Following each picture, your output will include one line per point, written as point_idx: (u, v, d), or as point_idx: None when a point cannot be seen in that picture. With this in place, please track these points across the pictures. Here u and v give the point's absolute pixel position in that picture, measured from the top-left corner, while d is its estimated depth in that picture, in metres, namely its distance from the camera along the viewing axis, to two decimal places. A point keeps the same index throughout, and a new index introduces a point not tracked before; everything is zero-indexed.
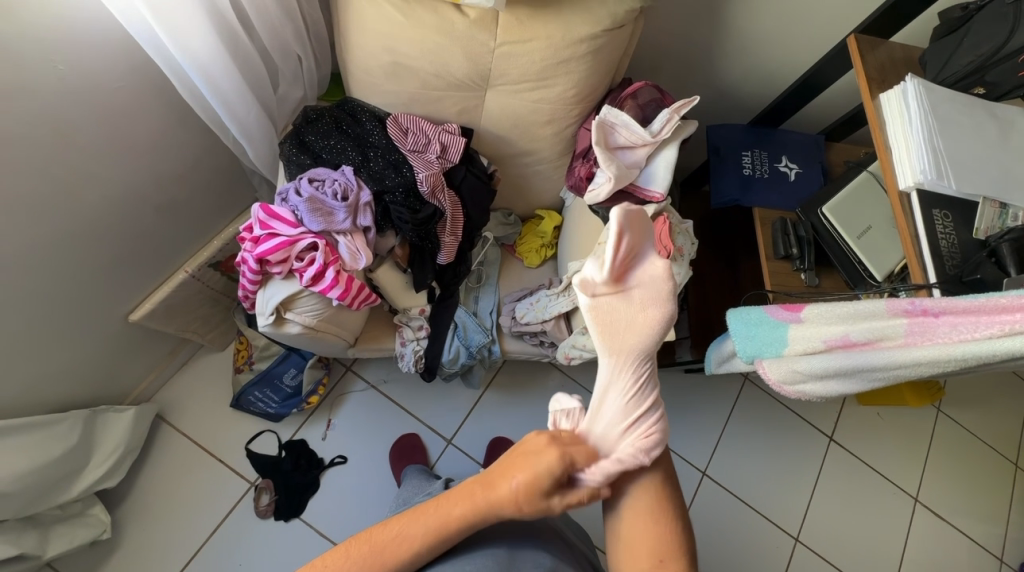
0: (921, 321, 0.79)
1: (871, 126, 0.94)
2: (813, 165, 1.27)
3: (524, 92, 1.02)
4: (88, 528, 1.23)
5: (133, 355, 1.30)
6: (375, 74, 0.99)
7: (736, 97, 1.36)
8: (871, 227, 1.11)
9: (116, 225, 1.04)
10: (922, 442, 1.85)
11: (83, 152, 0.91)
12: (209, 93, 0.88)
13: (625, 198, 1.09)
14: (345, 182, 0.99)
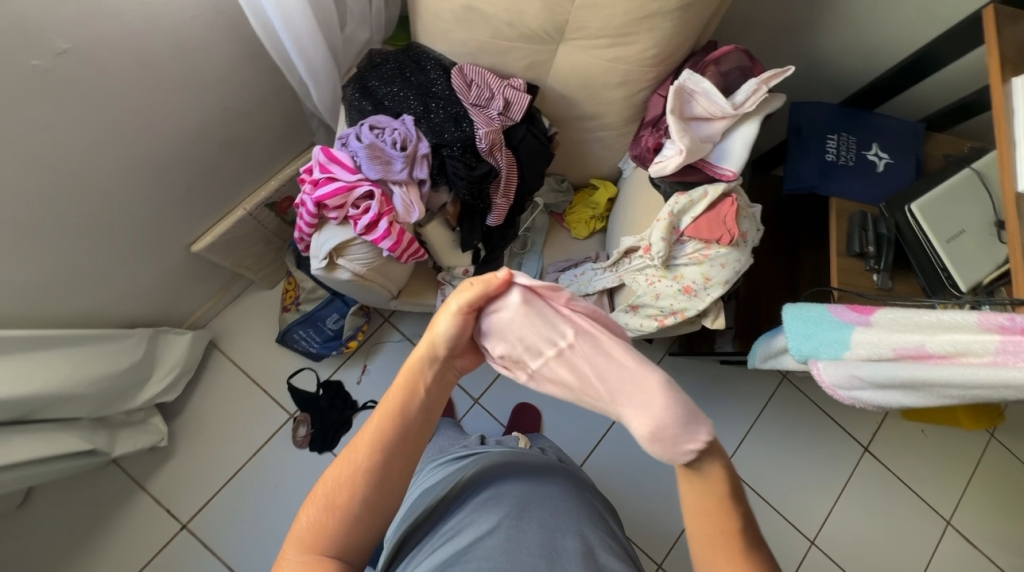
0: (1018, 339, 0.71)
1: (995, 115, 0.83)
2: (907, 156, 1.15)
3: (599, 49, 0.95)
4: (148, 435, 1.35)
5: (192, 283, 1.37)
6: (445, 19, 0.94)
7: (829, 72, 1.23)
8: (964, 232, 1.00)
9: (185, 157, 1.07)
10: (965, 466, 1.75)
11: (158, 81, 0.92)
12: (283, 30, 0.87)
13: (694, 173, 1.02)
14: (404, 132, 0.97)
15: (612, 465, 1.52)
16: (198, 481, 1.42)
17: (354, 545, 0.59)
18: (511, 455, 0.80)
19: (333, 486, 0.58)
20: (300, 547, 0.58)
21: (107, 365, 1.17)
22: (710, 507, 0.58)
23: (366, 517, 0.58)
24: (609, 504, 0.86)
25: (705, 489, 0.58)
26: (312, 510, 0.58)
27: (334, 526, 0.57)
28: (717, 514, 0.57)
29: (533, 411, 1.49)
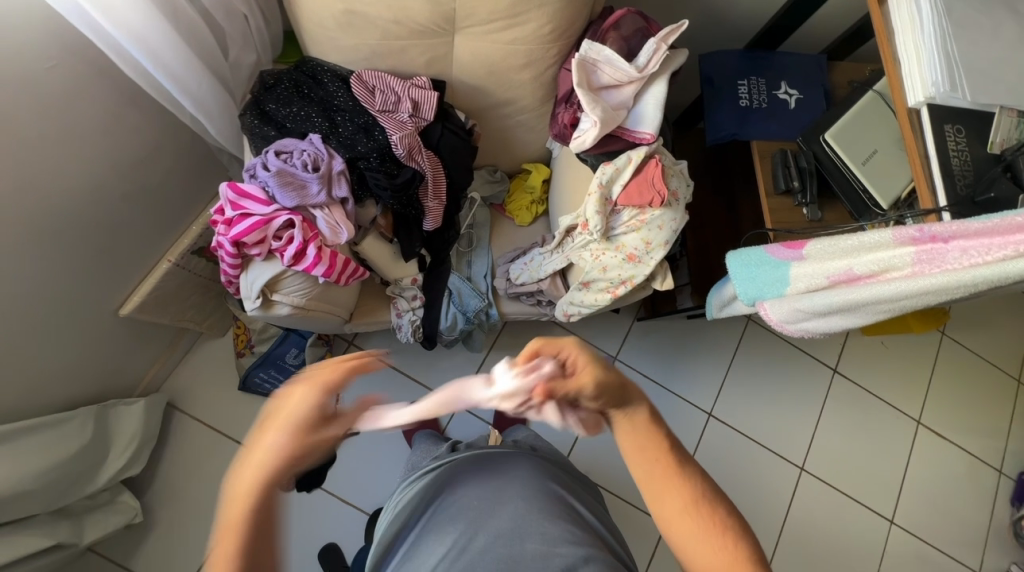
0: (931, 247, 0.75)
1: (878, 38, 0.87)
2: (815, 89, 1.18)
3: (495, 33, 0.93)
4: (120, 515, 1.28)
5: (132, 348, 1.29)
6: (329, 26, 0.90)
7: (729, 18, 1.24)
8: (877, 152, 1.04)
9: (84, 219, 0.99)
10: (926, 367, 1.86)
11: (30, 143, 0.84)
12: (154, 68, 0.80)
13: (614, 142, 1.02)
14: (314, 152, 0.93)
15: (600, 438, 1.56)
16: (186, 550, 1.36)
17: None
18: (467, 462, 0.77)
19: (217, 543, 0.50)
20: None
21: (51, 454, 1.09)
22: (665, 476, 0.59)
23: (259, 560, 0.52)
24: (584, 486, 0.84)
25: (654, 455, 0.60)
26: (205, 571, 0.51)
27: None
28: (674, 484, 0.59)
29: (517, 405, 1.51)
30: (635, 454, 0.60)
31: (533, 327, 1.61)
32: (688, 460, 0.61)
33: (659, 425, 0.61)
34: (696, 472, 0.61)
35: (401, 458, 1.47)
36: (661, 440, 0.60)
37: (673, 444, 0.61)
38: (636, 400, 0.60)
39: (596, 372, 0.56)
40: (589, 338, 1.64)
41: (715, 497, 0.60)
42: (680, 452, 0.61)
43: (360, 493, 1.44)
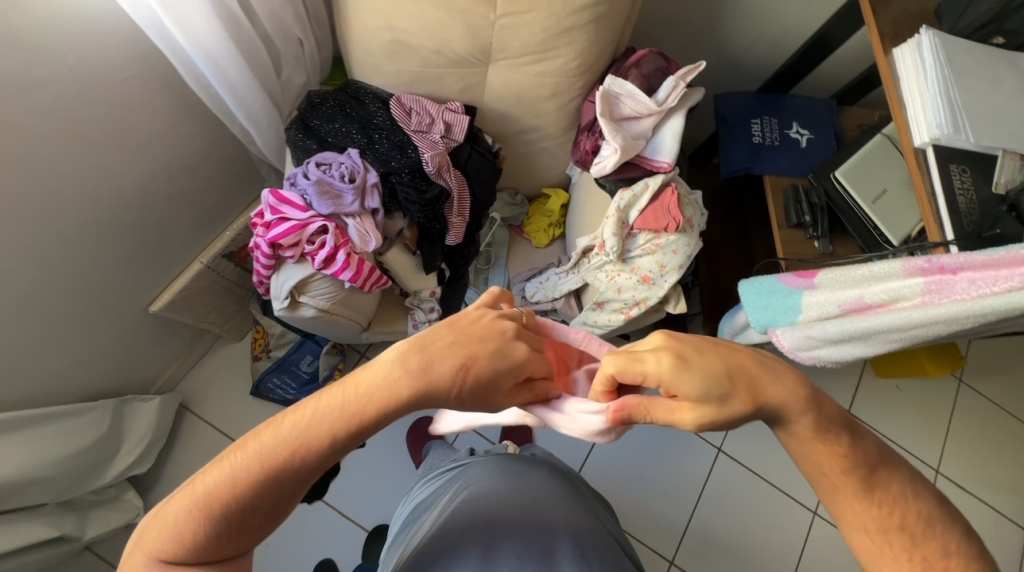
0: (939, 278, 0.77)
1: (885, 83, 0.92)
2: (826, 131, 1.24)
3: (526, 66, 1.01)
4: (123, 513, 1.28)
5: (155, 346, 1.33)
6: (376, 54, 0.99)
7: (743, 63, 1.33)
8: (886, 191, 1.08)
9: (132, 217, 1.05)
10: (942, 415, 1.82)
11: (97, 144, 0.91)
12: (216, 81, 0.89)
13: (633, 170, 1.08)
14: (351, 165, 0.99)
15: (606, 466, 1.54)
16: None
17: (227, 551, 0.48)
18: (497, 467, 0.84)
19: (213, 486, 0.45)
20: (157, 554, 0.46)
21: (68, 444, 1.11)
22: (845, 490, 0.49)
23: (241, 531, 0.46)
24: (599, 503, 0.90)
25: (831, 461, 0.49)
26: (178, 503, 0.46)
27: (200, 530, 0.45)
28: (859, 497, 0.49)
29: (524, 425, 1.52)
30: (807, 453, 0.50)
31: None
32: (886, 470, 0.49)
33: (839, 427, 0.49)
34: (899, 480, 0.49)
35: (405, 474, 1.46)
36: (840, 445, 0.49)
37: (853, 453, 0.49)
38: (780, 401, 0.48)
39: (697, 386, 0.46)
40: None
41: (925, 515, 0.48)
42: (874, 457, 0.49)
43: (362, 507, 1.42)
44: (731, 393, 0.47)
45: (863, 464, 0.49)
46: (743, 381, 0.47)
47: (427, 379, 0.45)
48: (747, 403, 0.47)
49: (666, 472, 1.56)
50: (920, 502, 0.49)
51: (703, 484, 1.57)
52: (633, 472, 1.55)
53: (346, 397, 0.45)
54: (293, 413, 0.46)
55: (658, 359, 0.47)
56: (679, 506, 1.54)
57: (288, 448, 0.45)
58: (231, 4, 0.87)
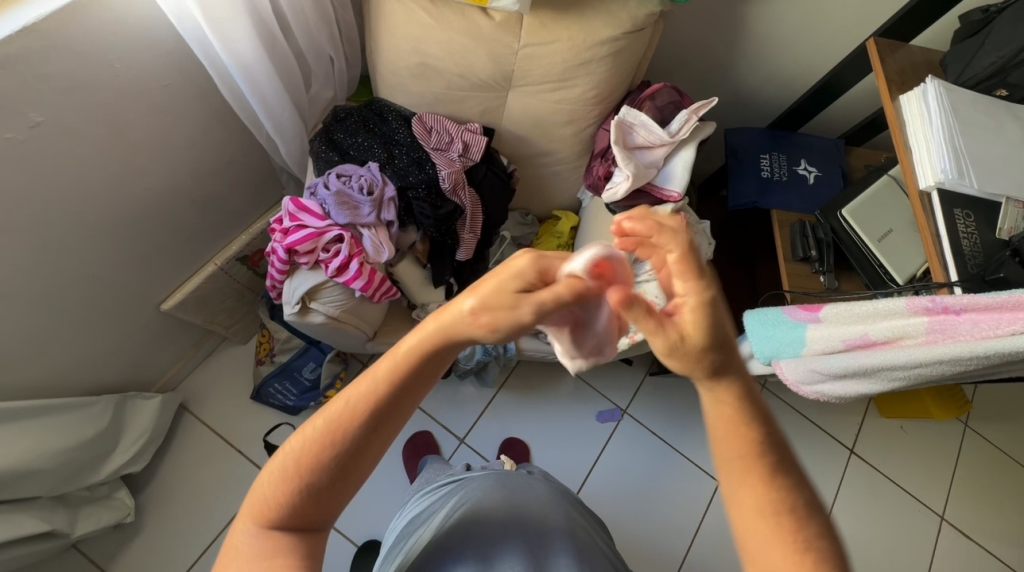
0: (943, 318, 0.79)
1: (891, 127, 0.95)
2: (833, 169, 1.27)
3: (545, 93, 1.05)
4: (113, 511, 1.27)
5: (161, 345, 1.34)
6: (403, 75, 1.03)
7: (754, 101, 1.37)
8: (891, 231, 1.09)
9: (155, 217, 1.08)
10: (947, 461, 1.78)
11: (130, 145, 0.94)
12: (250, 93, 0.93)
13: (643, 197, 1.11)
14: (370, 178, 1.02)
15: (602, 492, 1.52)
16: (168, 559, 1.32)
17: (315, 518, 0.48)
18: (493, 483, 0.83)
19: (297, 454, 0.45)
20: (254, 520, 0.48)
21: (69, 437, 1.11)
22: (742, 478, 0.45)
23: (324, 497, 0.47)
24: (600, 527, 0.89)
25: (733, 447, 0.45)
26: (269, 474, 0.47)
27: (293, 498, 0.46)
28: (757, 490, 0.45)
29: (522, 445, 1.51)
30: (723, 438, 0.46)
31: (545, 369, 1.63)
32: (786, 466, 0.46)
33: (758, 419, 0.46)
34: (797, 477, 0.46)
35: (399, 488, 1.45)
36: (752, 432, 0.45)
37: (768, 445, 0.46)
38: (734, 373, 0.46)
39: (700, 327, 0.44)
40: (601, 388, 1.63)
41: (815, 513, 0.45)
42: (779, 455, 0.46)
43: (353, 520, 1.40)
44: (690, 358, 0.45)
45: (769, 457, 0.45)
46: (715, 347, 0.45)
47: (454, 324, 0.44)
48: (705, 368, 0.45)
49: (664, 502, 1.53)
50: (811, 501, 0.45)
51: (701, 516, 1.54)
52: (629, 500, 1.52)
53: (401, 354, 0.45)
54: (357, 381, 0.46)
55: (687, 292, 0.45)
56: (676, 539, 1.50)
57: (357, 411, 0.45)
58: (270, 22, 0.92)
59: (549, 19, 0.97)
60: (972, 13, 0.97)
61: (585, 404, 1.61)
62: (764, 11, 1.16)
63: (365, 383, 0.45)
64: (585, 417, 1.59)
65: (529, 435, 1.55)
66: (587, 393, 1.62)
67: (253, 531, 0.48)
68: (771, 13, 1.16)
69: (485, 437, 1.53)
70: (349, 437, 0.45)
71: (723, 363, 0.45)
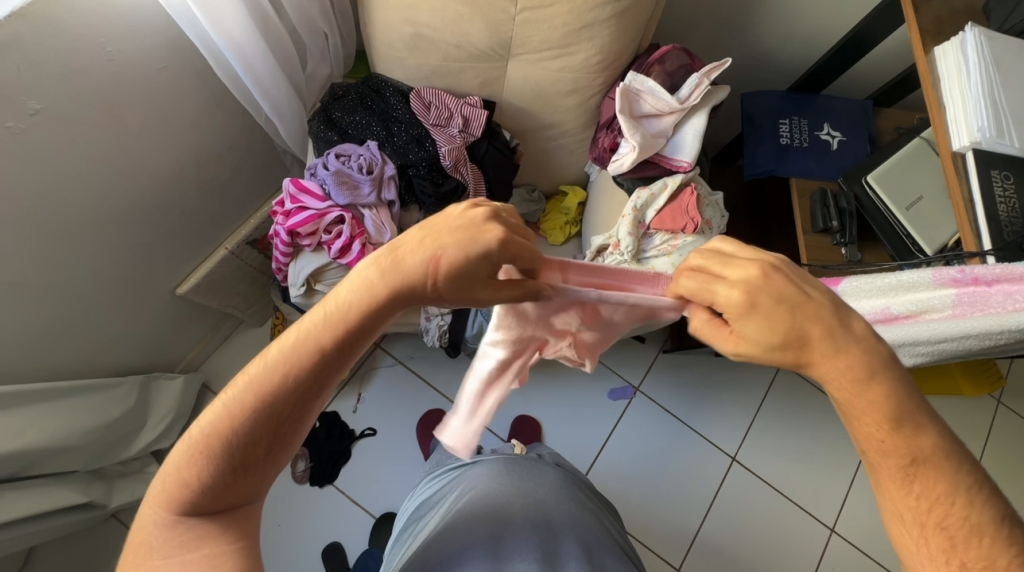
0: (972, 290, 0.74)
1: (923, 83, 0.87)
2: (859, 133, 1.19)
3: (547, 61, 1.00)
4: (146, 484, 1.34)
5: (180, 328, 1.38)
6: (397, 47, 1.00)
7: (773, 62, 1.28)
8: (922, 198, 1.02)
9: (162, 202, 1.10)
10: (978, 437, 1.71)
11: (131, 131, 0.95)
12: (243, 72, 0.91)
13: (651, 168, 1.06)
14: (370, 157, 1.01)
15: (615, 467, 1.53)
16: None
17: (233, 496, 0.47)
18: (502, 467, 0.84)
19: (214, 426, 0.45)
20: (166, 505, 0.46)
21: (99, 415, 1.17)
22: (880, 472, 0.47)
23: (246, 469, 0.46)
24: (610, 511, 0.89)
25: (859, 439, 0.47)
26: (181, 451, 0.46)
27: (204, 472, 0.45)
28: (896, 484, 0.46)
29: (533, 422, 1.52)
30: (851, 421, 0.47)
31: None
32: (936, 457, 0.45)
33: (894, 402, 0.45)
34: (948, 471, 0.45)
35: (413, 464, 1.48)
36: (886, 421, 0.45)
37: (904, 433, 0.45)
38: (834, 363, 0.46)
39: (757, 333, 0.46)
40: (614, 365, 1.62)
41: (973, 520, 0.43)
42: (924, 446, 0.45)
43: (370, 493, 1.44)
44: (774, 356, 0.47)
45: (918, 446, 0.45)
46: (798, 324, 0.46)
47: (403, 278, 0.46)
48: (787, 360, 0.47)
49: (676, 478, 1.53)
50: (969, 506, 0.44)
51: (715, 492, 1.53)
52: (640, 476, 1.52)
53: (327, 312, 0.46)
54: (279, 344, 0.46)
55: (747, 270, 0.47)
56: (689, 513, 1.50)
57: (281, 372, 0.44)
58: None
59: None
60: None
61: (597, 381, 1.60)
62: None
63: (284, 345, 0.45)
64: (596, 394, 1.59)
65: (541, 412, 1.55)
66: (599, 371, 1.61)
67: (165, 519, 0.46)
68: None
69: (497, 415, 1.54)
70: (269, 399, 0.44)
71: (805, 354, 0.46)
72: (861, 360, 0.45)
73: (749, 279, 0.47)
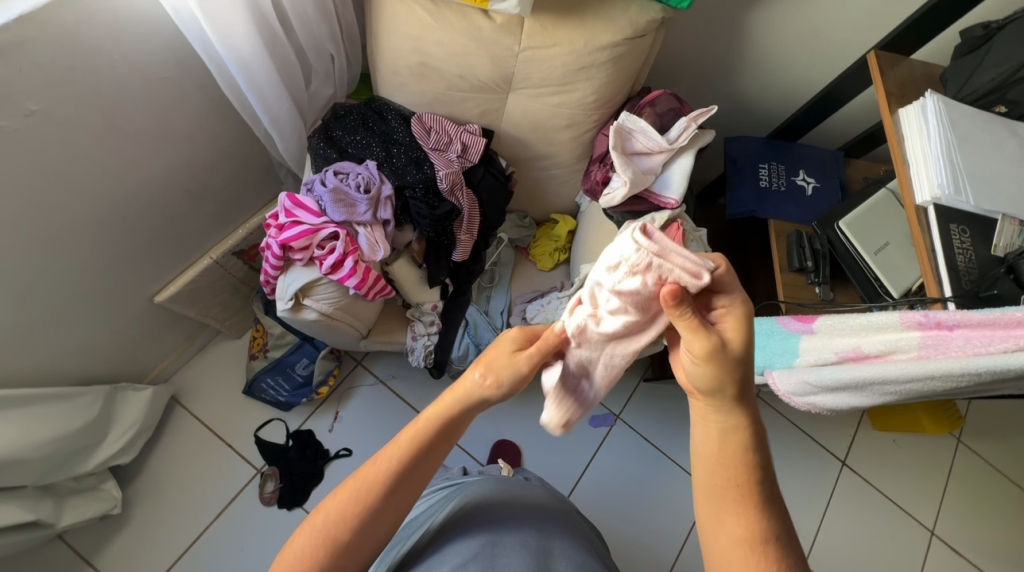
0: (935, 333, 0.78)
1: (889, 141, 0.95)
2: (832, 181, 1.27)
3: (545, 96, 1.05)
4: (100, 503, 1.26)
5: (154, 337, 1.33)
6: (403, 74, 1.03)
7: (754, 110, 1.37)
8: (888, 244, 1.09)
9: (149, 208, 1.08)
10: (940, 475, 1.77)
11: (126, 134, 0.94)
12: (247, 87, 0.93)
13: (640, 203, 1.11)
14: (368, 176, 1.02)
15: (593, 496, 1.51)
16: (152, 551, 1.30)
17: (342, 568, 0.57)
18: (491, 487, 0.80)
19: (330, 523, 0.55)
20: (286, 568, 0.56)
21: (57, 426, 1.11)
22: (729, 506, 0.55)
23: (352, 549, 0.56)
24: (595, 531, 0.89)
25: (724, 477, 0.55)
26: (305, 536, 0.56)
27: (327, 558, 0.55)
28: (738, 515, 0.55)
29: (514, 448, 1.51)
30: (710, 466, 0.56)
31: None
32: (768, 501, 0.55)
33: (752, 445, 0.55)
34: (774, 512, 0.55)
35: None
36: (749, 463, 0.55)
37: (756, 476, 0.55)
38: (741, 409, 0.55)
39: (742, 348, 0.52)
40: None
41: (785, 547, 0.54)
42: (769, 488, 0.56)
43: None
44: (718, 380, 0.53)
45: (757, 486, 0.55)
46: (747, 367, 0.53)
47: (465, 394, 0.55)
48: (722, 391, 0.54)
49: (655, 508, 1.53)
50: (788, 536, 0.55)
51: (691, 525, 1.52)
52: (618, 505, 1.52)
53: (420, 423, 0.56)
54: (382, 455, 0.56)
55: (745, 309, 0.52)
56: (666, 546, 1.49)
57: (380, 484, 0.55)
58: (271, 18, 0.92)
59: (550, 23, 0.97)
60: (972, 28, 0.96)
61: None
62: (764, 21, 1.16)
63: (382, 465, 0.56)
64: (578, 421, 1.59)
65: (522, 438, 1.54)
66: None
67: None
68: (773, 24, 1.16)
69: (477, 438, 1.52)
70: (372, 505, 0.55)
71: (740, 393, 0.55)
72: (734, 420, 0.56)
73: (751, 314, 0.53)
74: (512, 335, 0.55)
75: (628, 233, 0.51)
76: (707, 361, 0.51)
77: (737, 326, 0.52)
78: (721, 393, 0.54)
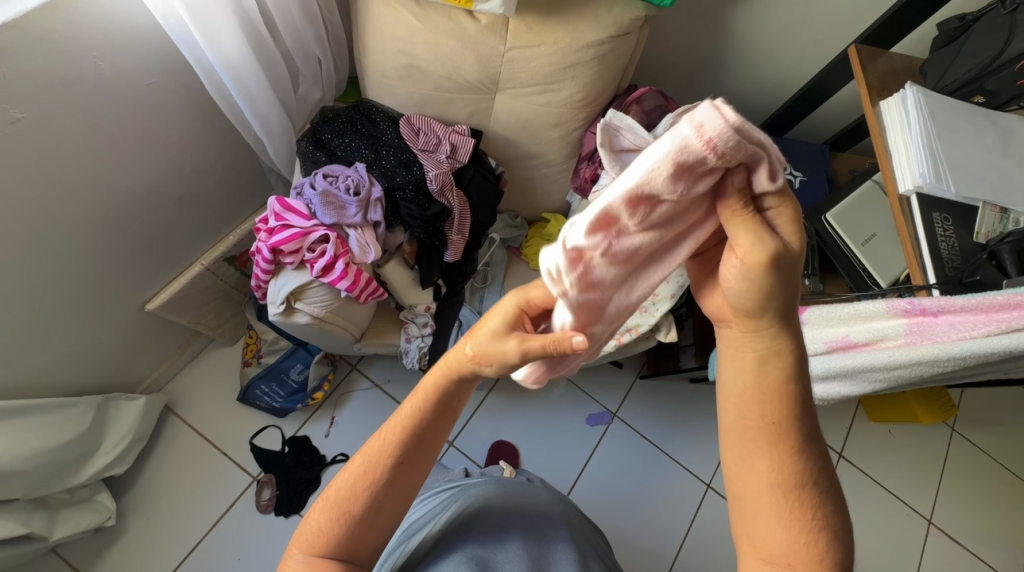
0: (920, 320, 0.79)
1: (871, 133, 0.96)
2: (818, 174, 1.29)
3: (532, 95, 1.06)
4: (94, 514, 1.24)
5: (146, 346, 1.32)
6: (390, 76, 1.04)
7: (740, 106, 1.39)
8: (875, 235, 1.10)
9: (139, 215, 1.07)
10: (935, 464, 1.78)
11: (113, 142, 0.94)
12: (235, 92, 0.93)
13: None
14: (357, 179, 1.02)
15: (592, 495, 1.51)
16: (147, 563, 1.29)
17: (355, 549, 0.55)
18: (494, 487, 0.81)
19: (344, 495, 0.53)
20: (302, 549, 0.54)
21: (49, 437, 1.10)
22: (760, 446, 0.50)
23: (371, 522, 0.54)
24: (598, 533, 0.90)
25: (757, 416, 0.50)
26: (321, 511, 0.54)
27: (341, 532, 0.53)
28: (773, 460, 0.50)
29: (511, 448, 1.51)
30: (742, 406, 0.51)
31: None
32: (805, 439, 0.50)
33: (793, 376, 0.49)
34: (811, 453, 0.51)
35: None
36: (789, 400, 0.49)
37: (795, 414, 0.49)
38: (785, 333, 0.48)
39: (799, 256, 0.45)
40: (592, 391, 1.63)
41: (821, 491, 0.51)
42: (808, 427, 0.50)
43: None
44: (764, 300, 0.46)
45: (793, 425, 0.50)
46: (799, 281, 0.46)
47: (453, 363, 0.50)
48: (772, 315, 0.47)
49: (653, 505, 1.53)
50: (823, 478, 0.50)
51: (689, 521, 1.53)
52: (617, 503, 1.51)
53: (418, 391, 0.52)
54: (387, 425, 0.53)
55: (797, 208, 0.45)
56: (665, 542, 1.49)
57: (383, 456, 0.52)
58: (258, 22, 0.92)
59: (535, 23, 0.97)
60: (949, 21, 0.98)
61: (574, 407, 1.60)
62: (747, 18, 1.18)
63: (386, 436, 0.52)
64: (574, 420, 1.59)
65: (519, 438, 1.54)
66: (577, 396, 1.61)
67: (301, 559, 0.54)
68: (756, 20, 1.18)
69: (474, 440, 1.52)
70: (379, 479, 0.52)
71: (789, 311, 0.47)
72: (777, 347, 0.48)
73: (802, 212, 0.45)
74: (509, 312, 0.48)
75: (705, 113, 0.38)
76: (759, 268, 0.44)
77: (792, 223, 0.44)
78: (767, 314, 0.47)
